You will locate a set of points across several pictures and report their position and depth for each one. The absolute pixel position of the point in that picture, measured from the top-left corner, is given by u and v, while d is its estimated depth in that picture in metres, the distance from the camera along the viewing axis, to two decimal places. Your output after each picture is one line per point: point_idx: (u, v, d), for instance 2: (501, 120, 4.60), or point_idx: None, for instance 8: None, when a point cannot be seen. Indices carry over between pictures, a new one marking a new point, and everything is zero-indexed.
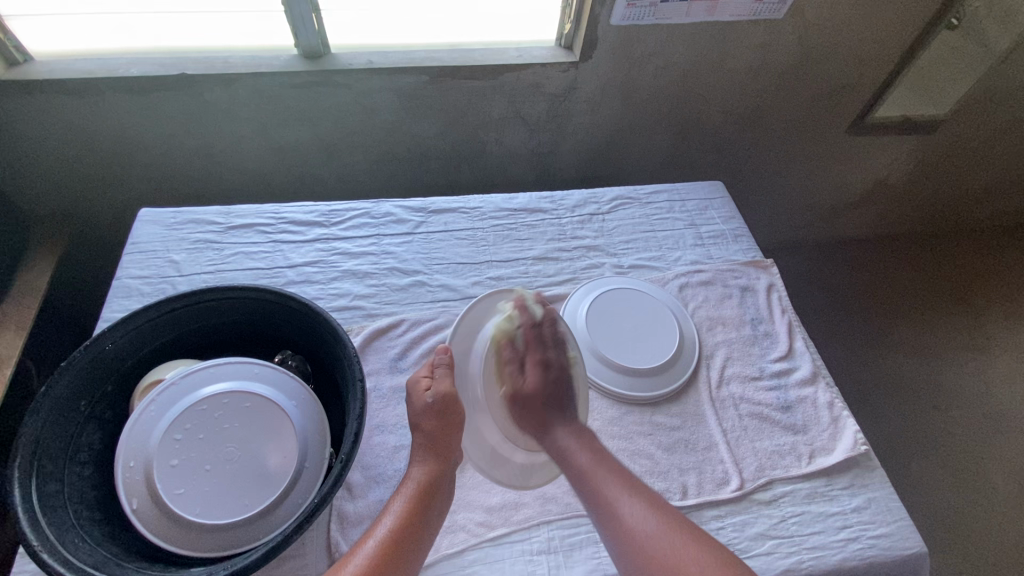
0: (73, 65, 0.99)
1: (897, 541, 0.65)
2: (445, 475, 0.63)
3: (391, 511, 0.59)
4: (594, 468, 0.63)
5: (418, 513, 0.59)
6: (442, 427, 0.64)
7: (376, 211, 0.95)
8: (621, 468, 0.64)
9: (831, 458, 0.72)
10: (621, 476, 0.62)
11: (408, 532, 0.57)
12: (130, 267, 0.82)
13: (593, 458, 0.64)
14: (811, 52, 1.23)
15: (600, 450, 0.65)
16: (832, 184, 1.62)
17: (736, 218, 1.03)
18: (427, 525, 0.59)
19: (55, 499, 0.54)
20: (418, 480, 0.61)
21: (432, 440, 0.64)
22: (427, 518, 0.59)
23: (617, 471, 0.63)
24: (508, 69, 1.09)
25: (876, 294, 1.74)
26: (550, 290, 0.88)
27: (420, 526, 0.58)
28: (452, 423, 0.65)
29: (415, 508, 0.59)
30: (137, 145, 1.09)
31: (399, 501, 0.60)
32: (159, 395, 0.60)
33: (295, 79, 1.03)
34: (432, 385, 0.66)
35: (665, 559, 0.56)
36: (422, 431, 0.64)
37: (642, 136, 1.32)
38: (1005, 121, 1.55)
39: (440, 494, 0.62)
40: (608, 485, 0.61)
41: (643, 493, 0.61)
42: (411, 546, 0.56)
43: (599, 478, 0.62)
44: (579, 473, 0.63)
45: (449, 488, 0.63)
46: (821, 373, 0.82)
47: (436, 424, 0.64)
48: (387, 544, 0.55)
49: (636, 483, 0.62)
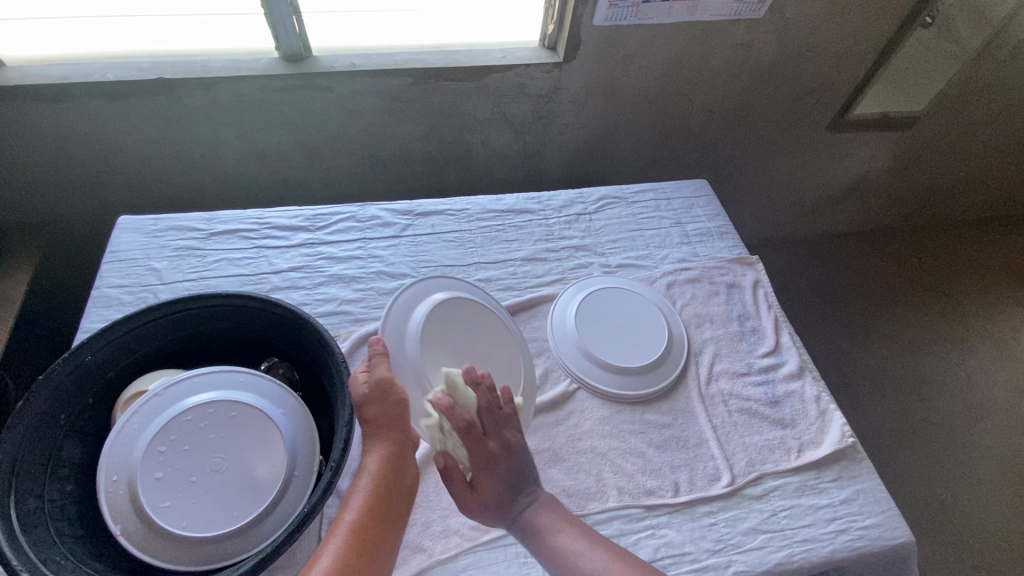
0: (46, 70, 0.96)
1: (885, 531, 0.66)
2: (402, 458, 0.60)
3: (352, 504, 0.56)
4: (554, 527, 0.60)
5: (383, 502, 0.56)
6: (391, 411, 0.60)
7: (361, 215, 0.94)
8: (579, 523, 0.62)
9: (819, 452, 0.73)
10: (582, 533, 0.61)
11: (376, 524, 0.55)
12: (109, 276, 0.80)
13: (553, 517, 0.61)
14: (791, 51, 1.24)
15: (559, 508, 0.63)
16: (814, 180, 1.65)
17: (721, 215, 1.04)
18: (394, 513, 0.57)
19: (35, 517, 0.52)
20: (374, 471, 0.58)
21: (382, 427, 0.60)
22: (393, 507, 0.57)
23: (576, 527, 0.61)
24: (493, 70, 1.09)
25: (858, 288, 1.77)
26: (539, 291, 0.88)
27: (387, 517, 0.56)
28: (400, 408, 0.60)
29: (377, 499, 0.56)
30: (115, 151, 1.07)
31: (360, 491, 0.57)
32: (142, 407, 0.59)
33: (276, 82, 1.02)
34: (370, 373, 0.61)
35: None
36: (367, 422, 0.60)
37: (627, 135, 1.32)
38: (979, 116, 1.58)
39: (400, 476, 0.59)
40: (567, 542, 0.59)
41: (600, 543, 0.60)
42: (380, 535, 0.54)
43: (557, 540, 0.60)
44: (540, 536, 0.60)
45: (410, 467, 0.60)
46: (808, 367, 0.83)
47: (382, 411, 0.60)
48: (355, 534, 0.53)
49: (594, 535, 0.61)
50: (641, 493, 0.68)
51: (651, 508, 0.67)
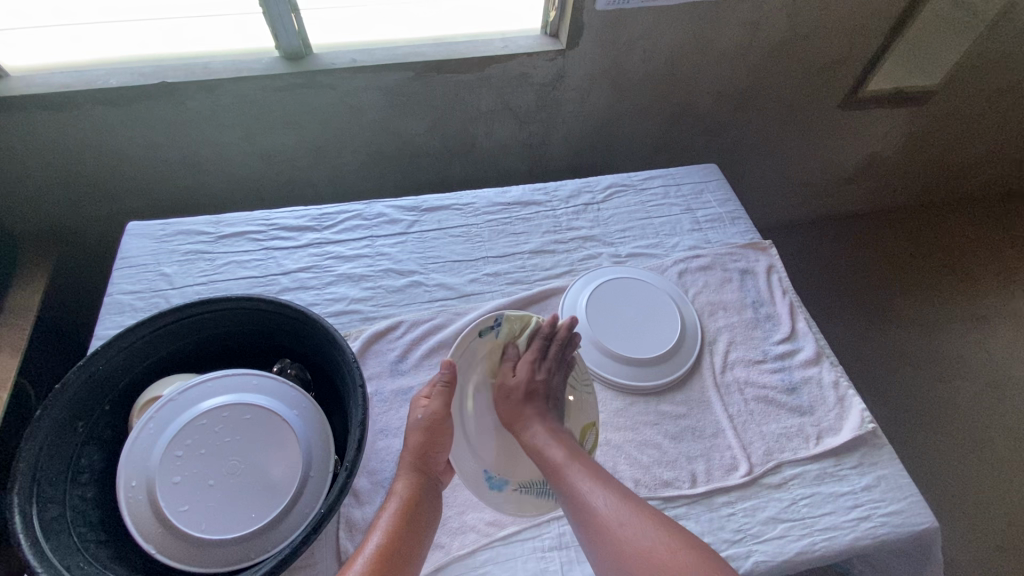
0: (49, 79, 0.97)
1: (908, 517, 0.65)
2: (430, 489, 0.62)
3: (380, 527, 0.57)
4: (567, 464, 0.62)
5: (410, 527, 0.57)
6: (431, 444, 0.63)
7: (367, 212, 0.94)
8: (593, 463, 0.63)
9: (838, 438, 0.71)
10: (590, 468, 0.62)
11: (402, 546, 0.55)
12: (121, 282, 0.81)
13: (569, 453, 0.64)
14: (800, 29, 1.21)
15: (575, 447, 0.65)
16: (826, 160, 1.61)
17: (732, 200, 1.02)
18: (420, 537, 0.57)
19: (58, 523, 0.53)
20: (403, 495, 0.59)
21: (418, 457, 0.62)
22: (419, 532, 0.57)
23: (588, 465, 0.62)
24: (494, 60, 1.07)
25: (873, 269, 1.73)
26: (548, 284, 0.87)
27: (411, 537, 0.57)
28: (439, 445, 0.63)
29: (406, 522, 0.57)
30: (121, 158, 1.07)
31: (388, 515, 0.58)
32: (157, 413, 0.59)
33: (276, 82, 1.01)
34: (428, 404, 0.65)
35: (626, 544, 0.55)
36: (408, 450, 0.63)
37: (633, 122, 1.30)
38: (997, 87, 1.54)
39: (428, 505, 0.60)
40: (576, 476, 0.61)
41: (611, 483, 0.60)
42: (405, 557, 0.55)
43: (565, 470, 0.62)
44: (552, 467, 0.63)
45: (435, 499, 0.61)
46: (825, 353, 0.81)
47: (423, 441, 0.63)
48: (381, 554, 0.54)
49: (607, 475, 0.61)
50: (658, 485, 0.67)
51: (669, 499, 0.66)
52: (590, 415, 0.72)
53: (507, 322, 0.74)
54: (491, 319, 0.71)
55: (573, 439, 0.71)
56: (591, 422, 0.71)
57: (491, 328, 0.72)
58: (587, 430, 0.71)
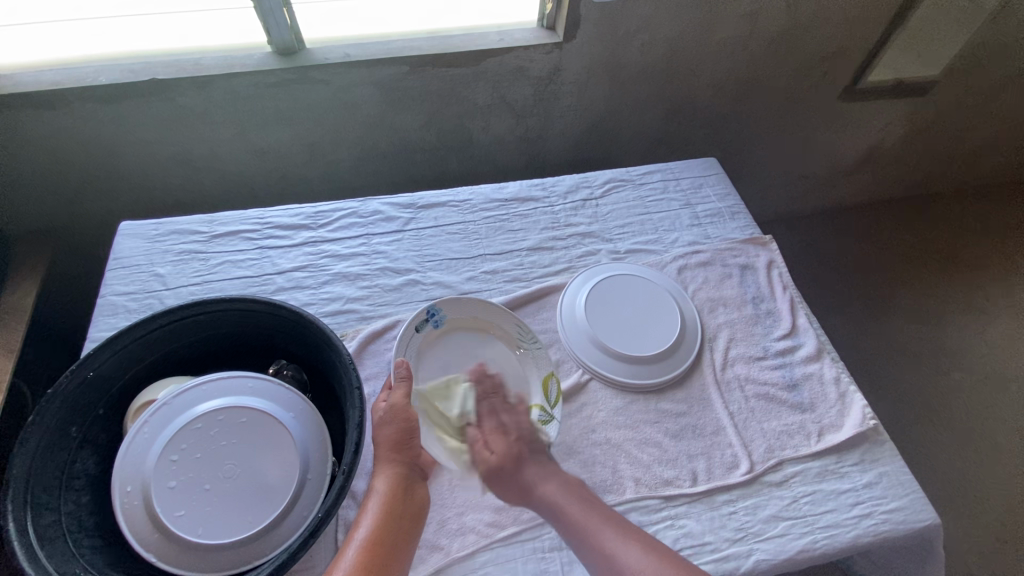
0: (37, 76, 0.95)
1: (910, 514, 0.64)
2: (410, 480, 0.61)
3: (363, 525, 0.57)
4: (588, 520, 0.60)
5: (393, 524, 0.57)
6: (401, 435, 0.63)
7: (363, 210, 0.93)
8: (612, 515, 0.61)
9: (840, 435, 0.71)
10: (610, 521, 0.60)
11: (386, 544, 0.55)
12: (114, 283, 0.80)
13: (586, 507, 0.61)
14: (800, 19, 1.19)
15: (593, 499, 0.63)
16: (826, 152, 1.60)
17: (733, 194, 1.01)
18: (405, 533, 0.57)
19: (53, 530, 0.52)
20: (384, 491, 0.59)
21: (392, 450, 0.62)
22: (404, 528, 0.57)
23: (606, 516, 0.61)
24: (490, 54, 1.06)
25: (873, 262, 1.72)
26: (546, 281, 0.86)
27: (396, 534, 0.56)
28: (408, 430, 0.63)
29: (389, 518, 0.57)
30: (113, 156, 1.06)
31: (371, 513, 0.58)
32: (151, 416, 0.58)
33: (270, 78, 1.00)
34: (387, 398, 0.66)
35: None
36: (379, 444, 0.63)
37: (631, 115, 1.29)
38: (999, 77, 1.52)
39: (410, 498, 0.59)
40: (602, 533, 0.59)
41: (637, 536, 0.59)
42: (391, 555, 0.55)
43: (585, 524, 0.60)
44: (569, 525, 0.60)
45: (419, 493, 0.61)
46: (826, 349, 0.81)
47: (394, 433, 0.63)
48: (366, 555, 0.54)
49: (630, 528, 0.60)
50: (659, 484, 0.67)
51: (669, 498, 0.66)
52: (545, 366, 0.75)
53: (441, 310, 0.76)
54: (424, 312, 0.73)
55: (538, 391, 0.74)
56: (548, 372, 0.75)
57: (428, 321, 0.74)
58: (549, 381, 0.74)
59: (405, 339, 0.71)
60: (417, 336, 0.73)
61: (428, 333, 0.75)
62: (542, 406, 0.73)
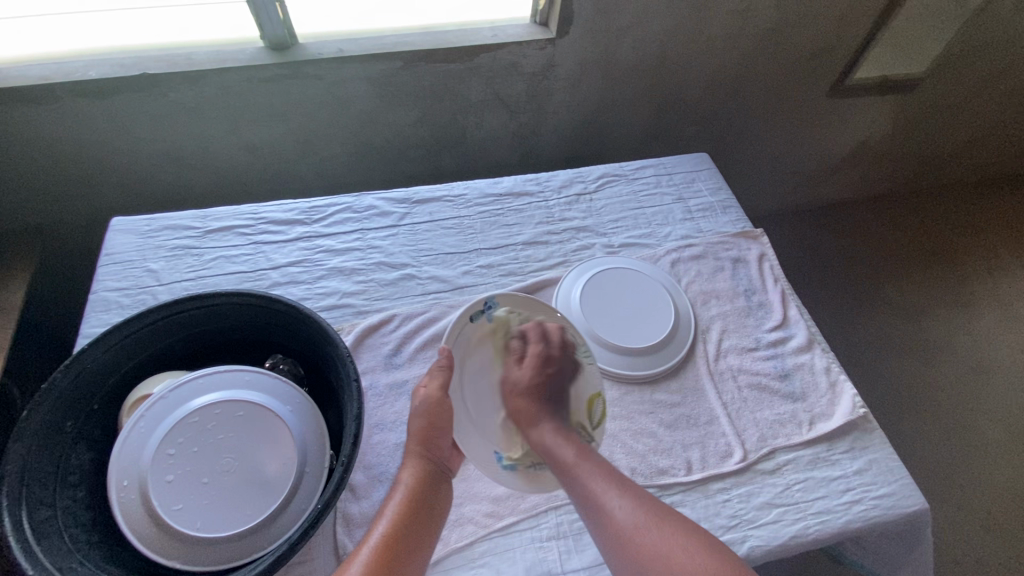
0: (25, 71, 0.94)
1: (899, 499, 0.66)
2: (435, 473, 0.61)
3: (385, 516, 0.57)
4: (580, 466, 0.62)
5: (415, 517, 0.57)
6: (430, 429, 0.63)
7: (358, 205, 0.93)
8: (605, 464, 0.62)
9: (831, 424, 0.72)
10: (603, 470, 0.61)
11: (409, 537, 0.55)
12: (106, 279, 0.79)
13: (579, 453, 0.63)
14: (789, 17, 1.21)
15: (582, 446, 0.64)
16: (815, 148, 1.62)
17: (724, 189, 1.03)
18: (426, 527, 0.57)
19: (49, 525, 0.52)
20: (407, 485, 0.59)
21: (421, 444, 0.62)
22: (425, 522, 0.57)
23: (602, 468, 0.61)
24: (483, 50, 1.06)
25: (861, 256, 1.75)
26: (542, 275, 0.86)
27: (420, 527, 0.56)
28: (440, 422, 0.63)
29: (412, 512, 0.57)
30: (103, 151, 1.05)
31: (394, 505, 0.58)
32: (148, 410, 0.58)
33: (262, 73, 1.00)
34: (427, 385, 0.65)
35: (641, 548, 0.54)
36: (411, 436, 0.63)
37: (623, 111, 1.29)
38: (982, 75, 1.55)
39: (436, 489, 0.60)
40: (593, 482, 0.60)
41: (623, 485, 0.60)
42: (410, 549, 0.54)
43: (579, 475, 0.61)
44: (565, 471, 0.62)
45: (444, 488, 0.61)
46: (816, 339, 0.82)
47: (424, 425, 0.63)
48: (385, 547, 0.53)
49: (621, 478, 0.61)
50: (654, 473, 0.68)
51: (664, 487, 0.67)
52: (592, 385, 0.71)
53: (498, 304, 0.71)
54: (480, 304, 0.70)
55: (582, 408, 0.70)
56: (595, 392, 0.71)
57: (484, 313, 0.70)
58: (595, 399, 0.70)
59: (459, 328, 0.68)
60: (469, 327, 0.69)
61: (481, 325, 0.71)
62: (583, 424, 0.69)
